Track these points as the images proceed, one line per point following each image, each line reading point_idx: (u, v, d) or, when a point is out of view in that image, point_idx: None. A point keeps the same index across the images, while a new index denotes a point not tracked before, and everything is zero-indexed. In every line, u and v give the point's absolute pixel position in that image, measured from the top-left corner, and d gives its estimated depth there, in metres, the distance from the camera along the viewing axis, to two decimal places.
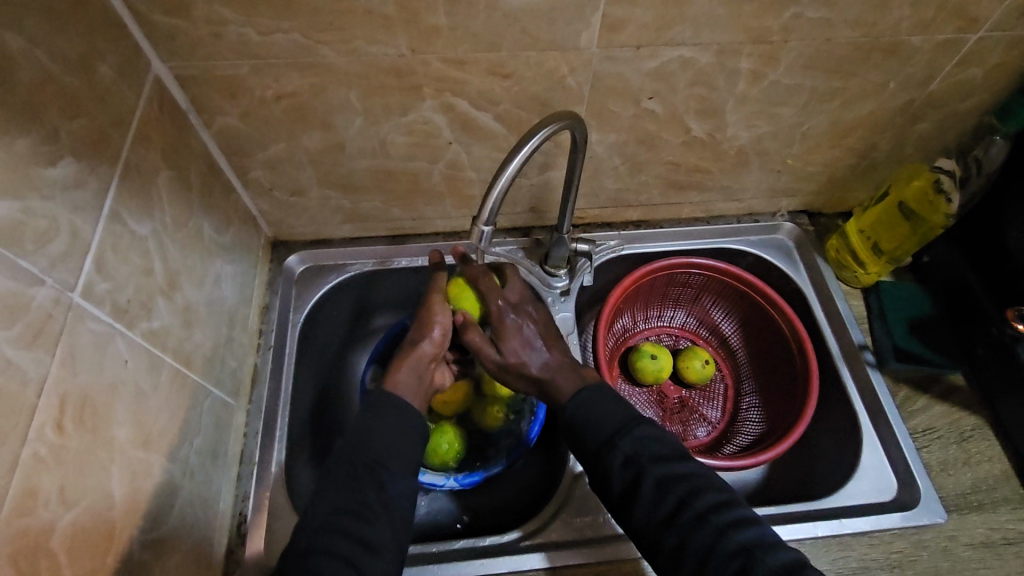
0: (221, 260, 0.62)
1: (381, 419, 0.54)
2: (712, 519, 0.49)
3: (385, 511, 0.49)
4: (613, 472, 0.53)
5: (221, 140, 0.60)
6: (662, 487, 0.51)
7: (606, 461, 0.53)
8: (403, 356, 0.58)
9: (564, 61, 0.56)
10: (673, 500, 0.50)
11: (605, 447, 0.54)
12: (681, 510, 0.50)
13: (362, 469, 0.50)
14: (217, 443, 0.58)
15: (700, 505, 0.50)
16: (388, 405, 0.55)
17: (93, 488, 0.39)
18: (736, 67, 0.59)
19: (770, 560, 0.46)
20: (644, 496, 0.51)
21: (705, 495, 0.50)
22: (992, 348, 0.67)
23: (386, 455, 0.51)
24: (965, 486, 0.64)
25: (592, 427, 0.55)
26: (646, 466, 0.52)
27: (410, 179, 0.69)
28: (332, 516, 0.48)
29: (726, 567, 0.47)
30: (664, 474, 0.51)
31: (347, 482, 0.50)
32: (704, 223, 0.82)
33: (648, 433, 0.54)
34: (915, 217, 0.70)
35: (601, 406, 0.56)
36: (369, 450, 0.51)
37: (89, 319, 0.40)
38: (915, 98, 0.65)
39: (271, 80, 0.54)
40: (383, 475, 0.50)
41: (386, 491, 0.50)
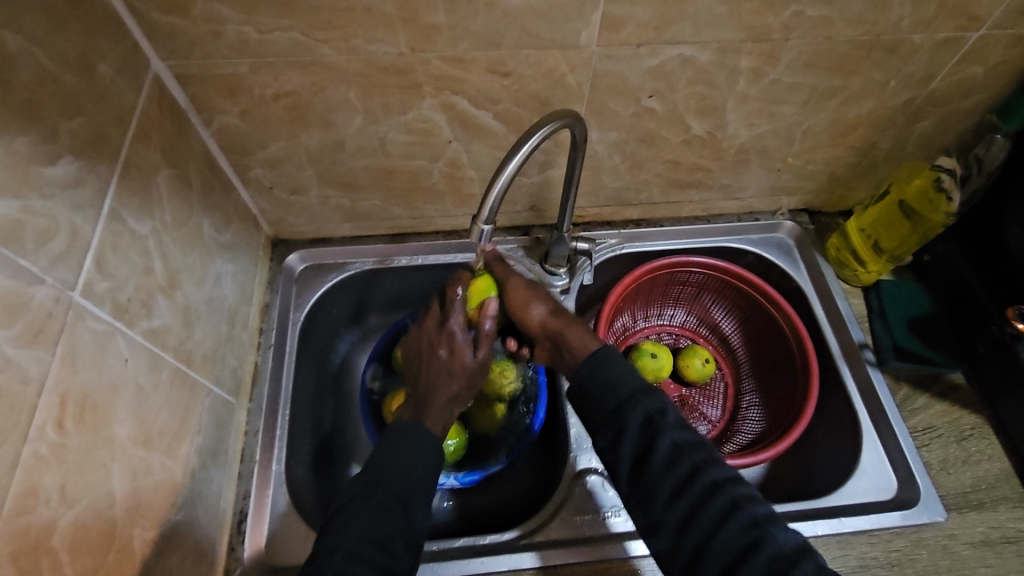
0: (221, 258, 0.62)
1: (409, 447, 0.53)
2: (726, 488, 0.49)
3: (409, 543, 0.49)
4: (629, 433, 0.53)
5: (221, 139, 0.60)
6: (677, 452, 0.51)
7: (624, 418, 0.53)
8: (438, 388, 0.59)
9: (564, 59, 0.56)
10: (687, 467, 0.50)
11: (619, 409, 0.54)
12: (695, 478, 0.50)
13: (393, 500, 0.50)
14: (218, 442, 0.58)
15: (715, 476, 0.50)
16: (421, 435, 0.55)
17: (93, 487, 0.39)
18: (736, 65, 0.59)
19: (783, 539, 0.46)
20: (657, 460, 0.51)
21: (720, 467, 0.51)
22: (992, 347, 0.67)
23: (415, 488, 0.51)
24: (964, 484, 0.64)
25: (606, 394, 0.55)
26: (664, 430, 0.52)
27: (410, 177, 0.69)
28: (361, 545, 0.46)
29: (734, 541, 0.47)
30: (681, 440, 0.52)
31: (377, 512, 0.49)
32: (704, 221, 0.82)
33: (664, 403, 0.55)
34: (916, 216, 0.70)
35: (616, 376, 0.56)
36: (403, 480, 0.51)
37: (89, 318, 0.40)
38: (916, 96, 0.65)
39: (271, 78, 0.54)
40: (412, 508, 0.50)
41: (412, 520, 0.50)
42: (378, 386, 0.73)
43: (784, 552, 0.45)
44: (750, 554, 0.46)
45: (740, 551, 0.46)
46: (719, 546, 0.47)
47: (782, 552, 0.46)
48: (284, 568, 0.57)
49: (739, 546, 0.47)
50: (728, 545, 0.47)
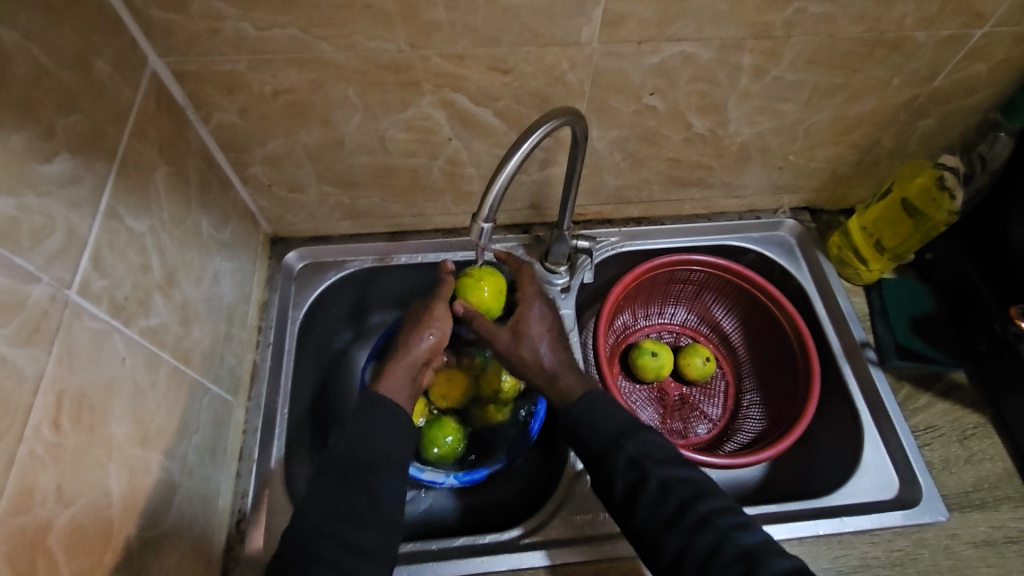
0: (220, 257, 0.62)
1: (368, 420, 0.53)
2: (714, 522, 0.48)
3: (376, 515, 0.49)
4: (617, 475, 0.52)
5: (219, 136, 0.60)
6: (665, 490, 0.50)
7: (610, 462, 0.52)
8: (396, 359, 0.58)
9: (564, 56, 0.55)
10: (675, 504, 0.50)
11: (607, 451, 0.53)
12: (684, 513, 0.49)
13: (352, 474, 0.50)
14: (216, 440, 0.58)
15: (703, 509, 0.49)
16: (379, 408, 0.54)
17: (90, 486, 0.39)
18: (738, 63, 0.58)
19: (773, 564, 0.45)
20: (646, 498, 0.50)
21: (708, 500, 0.50)
22: (995, 346, 0.67)
23: (375, 460, 0.51)
24: (966, 484, 0.63)
25: (597, 432, 0.54)
26: (650, 469, 0.51)
27: (410, 175, 0.68)
28: (324, 522, 0.47)
29: (728, 572, 0.46)
30: (668, 477, 0.51)
31: (339, 488, 0.49)
32: (705, 220, 0.81)
33: (651, 439, 0.54)
34: (918, 214, 0.70)
35: (605, 411, 0.55)
36: (360, 454, 0.51)
37: (86, 317, 0.40)
38: (919, 93, 0.64)
39: (269, 75, 0.54)
40: (373, 480, 0.50)
41: (374, 493, 0.50)
42: None
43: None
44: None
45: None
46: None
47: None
48: None
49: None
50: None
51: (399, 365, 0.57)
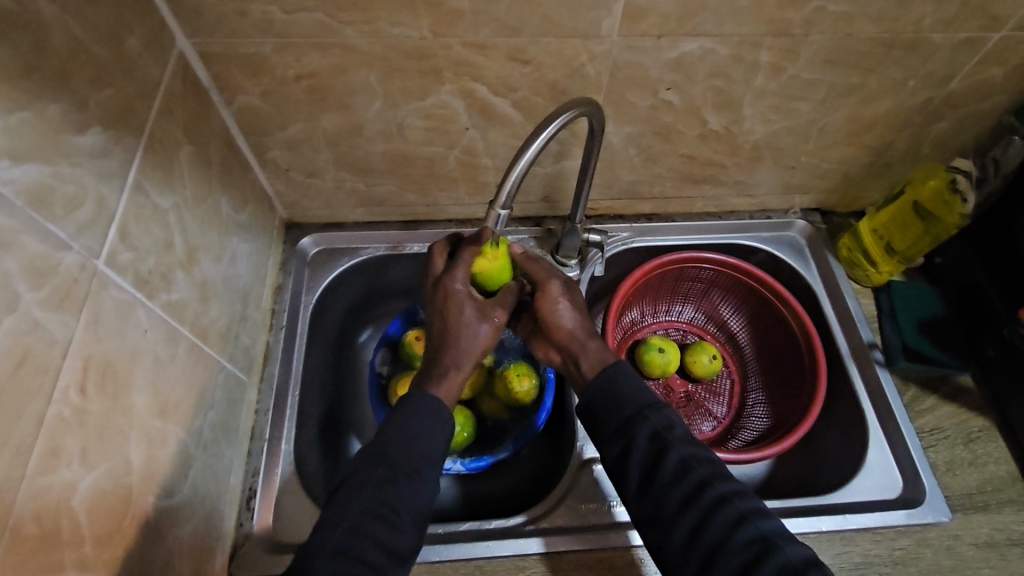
0: (237, 238, 0.63)
1: (421, 414, 0.51)
2: (734, 501, 0.49)
3: (411, 516, 0.48)
4: (637, 446, 0.52)
5: (241, 119, 0.61)
6: (686, 465, 0.50)
7: (634, 432, 0.53)
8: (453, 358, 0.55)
9: (584, 48, 0.56)
10: (694, 481, 0.50)
11: (631, 422, 0.53)
12: (703, 491, 0.49)
13: (400, 473, 0.48)
14: (230, 418, 0.59)
15: (722, 489, 0.49)
16: (433, 410, 0.52)
17: (112, 453, 0.39)
18: (756, 60, 0.59)
19: (791, 552, 0.46)
20: (666, 472, 0.50)
21: (728, 481, 0.50)
22: (1002, 349, 0.67)
23: (424, 462, 0.50)
24: (969, 486, 0.64)
25: (616, 408, 0.54)
26: (673, 445, 0.51)
27: (425, 164, 0.69)
28: (363, 519, 0.46)
29: (740, 555, 0.46)
30: (690, 456, 0.51)
31: (381, 484, 0.47)
32: (715, 218, 0.82)
33: (673, 417, 0.54)
34: (930, 217, 0.70)
35: (624, 390, 0.55)
36: (410, 449, 0.49)
37: (112, 287, 0.41)
38: (934, 96, 0.65)
39: (293, 59, 0.55)
40: (419, 481, 0.49)
41: (417, 495, 0.48)
42: (387, 371, 0.74)
43: (793, 564, 0.45)
44: (758, 567, 0.45)
45: (750, 565, 0.46)
46: (726, 559, 0.46)
47: (788, 566, 0.45)
48: (293, 546, 0.58)
49: (746, 559, 0.46)
50: (736, 558, 0.46)
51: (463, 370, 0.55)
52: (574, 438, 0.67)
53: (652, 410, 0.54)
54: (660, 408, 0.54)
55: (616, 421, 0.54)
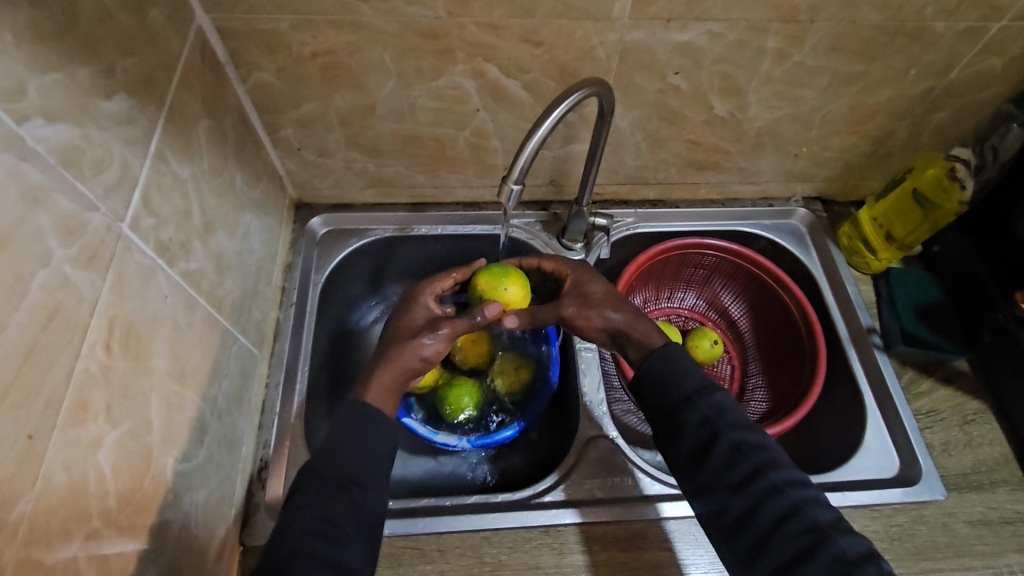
0: (250, 214, 0.63)
1: (363, 425, 0.51)
2: (787, 492, 0.47)
3: (357, 529, 0.46)
4: (687, 429, 0.52)
5: (255, 96, 0.62)
6: (737, 452, 0.49)
7: (682, 418, 0.52)
8: (385, 365, 0.56)
9: (595, 30, 0.57)
10: (746, 468, 0.49)
11: (678, 408, 0.53)
12: (755, 478, 0.48)
13: (338, 487, 0.48)
14: (243, 389, 0.60)
15: (774, 478, 0.48)
16: (369, 420, 0.52)
17: (134, 412, 0.40)
18: (763, 45, 0.60)
19: (846, 543, 0.44)
20: (716, 459, 0.50)
21: (781, 470, 0.49)
22: (998, 335, 0.69)
23: (362, 472, 0.49)
24: (964, 466, 0.65)
25: (666, 391, 0.54)
26: (724, 431, 0.50)
27: (435, 145, 0.70)
28: (308, 537, 0.44)
29: (795, 542, 0.45)
30: (741, 442, 0.50)
31: (319, 499, 0.47)
32: (719, 205, 0.84)
33: (724, 401, 0.53)
34: (928, 204, 0.71)
35: (673, 375, 0.54)
36: (346, 465, 0.49)
37: (135, 252, 0.42)
38: (936, 85, 0.66)
39: (309, 36, 0.56)
40: (358, 493, 0.48)
41: (358, 506, 0.47)
42: None
43: (849, 556, 0.43)
44: (812, 555, 0.44)
45: (803, 553, 0.44)
46: (780, 546, 0.45)
47: (844, 558, 0.43)
48: None
49: (801, 546, 0.45)
50: (789, 546, 0.45)
51: (393, 373, 0.55)
52: (578, 416, 0.68)
53: (701, 395, 0.53)
54: (708, 392, 0.53)
55: (663, 406, 0.54)
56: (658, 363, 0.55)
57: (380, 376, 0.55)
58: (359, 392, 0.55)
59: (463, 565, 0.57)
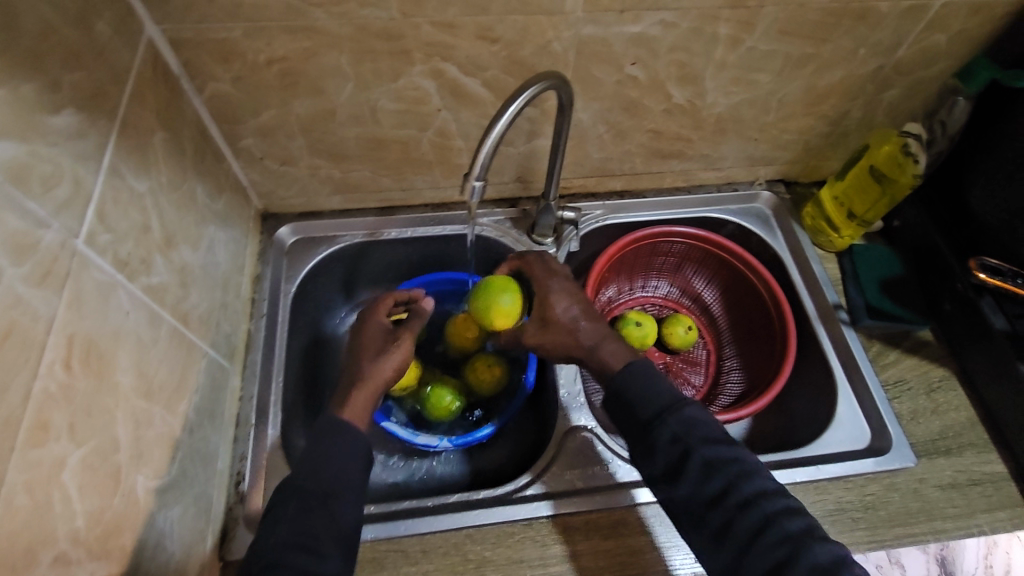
0: (214, 226, 0.63)
1: (337, 442, 0.51)
2: (760, 504, 0.48)
3: (335, 542, 0.46)
4: (660, 447, 0.52)
5: (213, 106, 0.61)
6: (709, 468, 0.49)
7: (654, 436, 0.52)
8: (358, 384, 0.56)
9: (550, 25, 0.58)
10: (719, 483, 0.49)
11: (648, 426, 0.53)
12: (729, 492, 0.48)
13: (317, 497, 0.48)
14: (214, 403, 0.59)
15: (746, 492, 0.48)
16: (338, 431, 0.52)
17: (100, 429, 0.40)
18: (715, 33, 0.61)
19: (819, 552, 0.45)
20: (689, 476, 0.50)
21: (754, 480, 0.49)
22: (957, 303, 0.71)
23: (340, 486, 0.49)
24: (932, 432, 0.67)
25: (641, 404, 0.54)
26: (695, 447, 0.50)
27: (400, 147, 0.70)
28: (287, 552, 0.44)
29: (771, 553, 0.46)
30: (713, 456, 0.50)
31: (297, 513, 0.47)
32: (685, 193, 0.85)
33: (695, 415, 0.53)
34: (885, 179, 0.73)
35: (646, 389, 0.54)
36: (322, 478, 0.49)
37: (92, 267, 0.41)
38: (884, 64, 0.68)
39: (264, 43, 0.56)
40: (337, 505, 0.48)
41: (337, 520, 0.47)
42: None
43: (822, 564, 0.44)
44: (788, 568, 0.44)
45: (776, 566, 0.45)
46: (760, 551, 0.46)
47: (819, 566, 0.44)
48: None
49: (776, 558, 0.45)
50: (764, 558, 0.46)
51: (368, 388, 0.56)
52: (555, 408, 0.68)
53: (670, 412, 0.52)
54: (678, 407, 0.53)
55: (634, 424, 0.54)
56: (629, 378, 0.55)
57: (358, 391, 0.56)
58: (335, 406, 0.55)
59: (447, 564, 0.57)
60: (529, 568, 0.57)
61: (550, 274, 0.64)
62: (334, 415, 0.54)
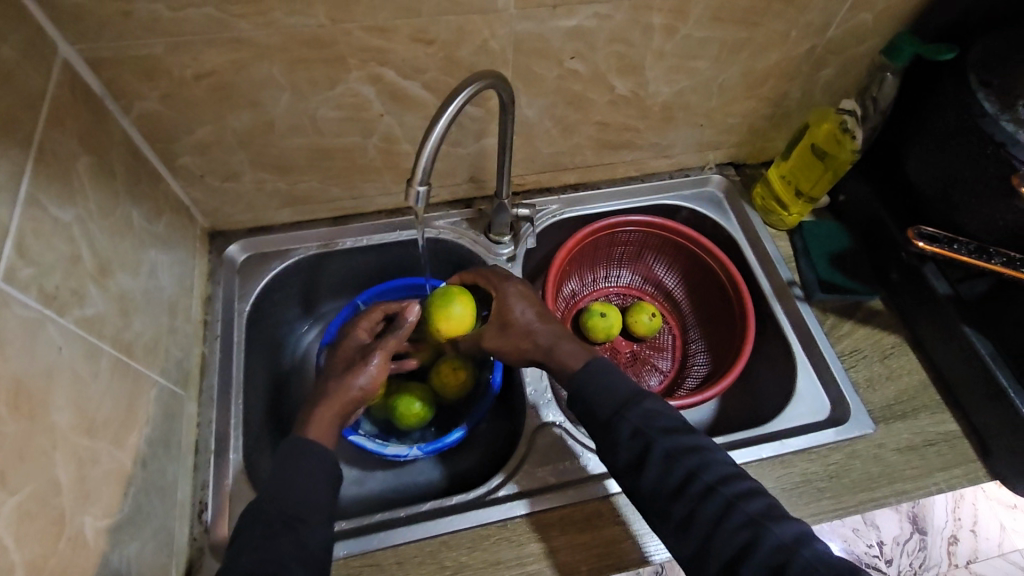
0: (155, 250, 0.60)
1: (302, 465, 0.51)
2: (721, 490, 0.48)
3: (302, 565, 0.45)
4: (621, 442, 0.52)
5: (143, 126, 0.59)
6: (670, 460, 0.50)
7: (615, 431, 0.52)
8: (325, 401, 0.56)
9: (484, 23, 0.57)
10: (681, 473, 0.50)
11: (610, 423, 0.53)
12: (691, 481, 0.49)
13: (279, 523, 0.47)
14: (169, 432, 0.57)
15: (708, 479, 0.49)
16: (304, 453, 0.52)
17: (36, 473, 0.38)
18: (650, 22, 0.62)
19: (781, 531, 0.46)
20: (651, 469, 0.50)
21: (714, 468, 0.50)
22: (903, 272, 0.73)
23: (305, 509, 0.48)
24: (888, 398, 0.69)
25: (603, 401, 0.54)
26: (655, 439, 0.51)
27: (345, 156, 0.69)
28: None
29: (734, 538, 0.46)
30: (673, 447, 0.51)
31: (263, 538, 0.46)
32: (638, 181, 0.85)
33: (655, 408, 0.53)
34: (826, 157, 0.75)
35: (606, 384, 0.55)
36: (288, 502, 0.48)
37: (14, 304, 0.39)
38: (817, 44, 0.70)
39: (189, 58, 0.54)
40: (304, 530, 0.47)
41: (304, 543, 0.46)
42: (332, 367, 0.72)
43: (784, 542, 0.45)
44: (752, 551, 0.45)
45: (741, 550, 0.46)
46: (723, 537, 0.47)
47: (782, 546, 0.45)
48: None
49: (740, 542, 0.46)
50: (729, 543, 0.46)
51: (332, 406, 0.56)
52: (523, 406, 0.68)
53: (627, 408, 0.53)
54: (636, 402, 0.54)
55: (595, 422, 0.54)
56: (589, 375, 0.56)
57: (321, 411, 0.56)
58: (301, 425, 0.55)
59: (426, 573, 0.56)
60: (507, 569, 0.57)
61: (507, 276, 0.64)
62: (300, 435, 0.54)
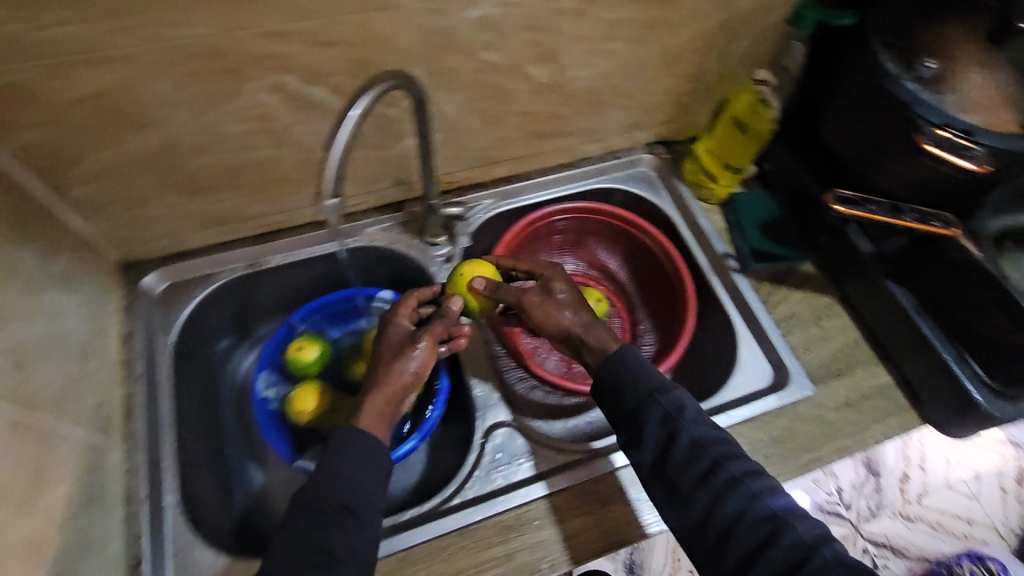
0: (53, 291, 0.56)
1: (348, 451, 0.50)
2: (747, 482, 0.49)
3: (352, 556, 0.46)
4: (648, 430, 0.52)
5: (24, 159, 0.54)
6: (698, 448, 0.51)
7: (644, 416, 0.53)
8: (373, 390, 0.53)
9: (386, 21, 0.55)
10: (708, 463, 0.50)
11: (638, 409, 0.53)
12: (717, 471, 0.50)
13: (331, 514, 0.47)
14: (91, 486, 0.53)
15: (735, 470, 0.50)
16: (351, 443, 0.50)
17: None
18: (559, 7, 0.61)
19: (801, 531, 0.47)
20: (679, 457, 0.51)
21: (739, 461, 0.51)
22: (830, 234, 0.75)
23: (354, 497, 0.48)
24: (825, 358, 0.71)
25: (629, 389, 0.54)
26: (685, 427, 0.52)
27: (259, 170, 0.65)
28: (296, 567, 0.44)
29: (755, 532, 0.47)
30: (703, 437, 0.51)
31: (313, 527, 0.46)
32: (571, 168, 0.85)
33: (684, 399, 0.54)
34: (751, 127, 0.76)
35: (633, 374, 0.55)
36: (338, 488, 0.48)
37: None
38: (727, 17, 0.70)
39: (65, 81, 0.49)
40: (354, 519, 0.47)
41: (353, 534, 0.46)
42: (274, 394, 0.71)
43: (804, 542, 0.46)
44: (768, 549, 0.46)
45: (762, 542, 0.47)
46: (739, 534, 0.47)
47: (801, 544, 0.46)
48: None
49: (761, 536, 0.47)
50: (751, 537, 0.47)
51: (382, 395, 0.53)
52: (472, 409, 0.66)
53: (663, 393, 0.53)
54: (669, 388, 0.54)
55: (620, 409, 0.54)
56: (622, 360, 0.56)
57: (371, 400, 0.53)
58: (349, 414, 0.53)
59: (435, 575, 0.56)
60: None
61: (553, 262, 0.64)
62: (348, 424, 0.52)
